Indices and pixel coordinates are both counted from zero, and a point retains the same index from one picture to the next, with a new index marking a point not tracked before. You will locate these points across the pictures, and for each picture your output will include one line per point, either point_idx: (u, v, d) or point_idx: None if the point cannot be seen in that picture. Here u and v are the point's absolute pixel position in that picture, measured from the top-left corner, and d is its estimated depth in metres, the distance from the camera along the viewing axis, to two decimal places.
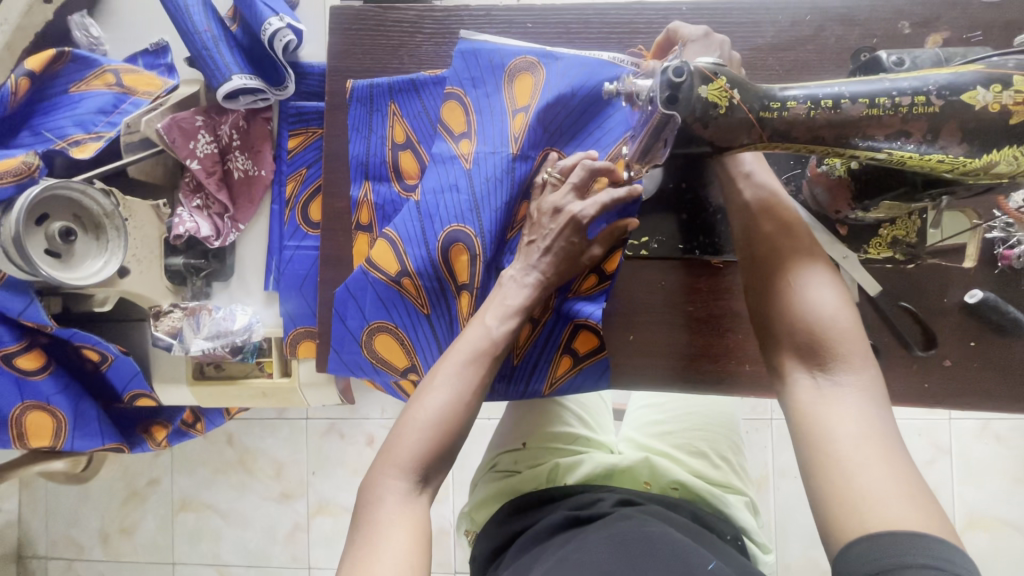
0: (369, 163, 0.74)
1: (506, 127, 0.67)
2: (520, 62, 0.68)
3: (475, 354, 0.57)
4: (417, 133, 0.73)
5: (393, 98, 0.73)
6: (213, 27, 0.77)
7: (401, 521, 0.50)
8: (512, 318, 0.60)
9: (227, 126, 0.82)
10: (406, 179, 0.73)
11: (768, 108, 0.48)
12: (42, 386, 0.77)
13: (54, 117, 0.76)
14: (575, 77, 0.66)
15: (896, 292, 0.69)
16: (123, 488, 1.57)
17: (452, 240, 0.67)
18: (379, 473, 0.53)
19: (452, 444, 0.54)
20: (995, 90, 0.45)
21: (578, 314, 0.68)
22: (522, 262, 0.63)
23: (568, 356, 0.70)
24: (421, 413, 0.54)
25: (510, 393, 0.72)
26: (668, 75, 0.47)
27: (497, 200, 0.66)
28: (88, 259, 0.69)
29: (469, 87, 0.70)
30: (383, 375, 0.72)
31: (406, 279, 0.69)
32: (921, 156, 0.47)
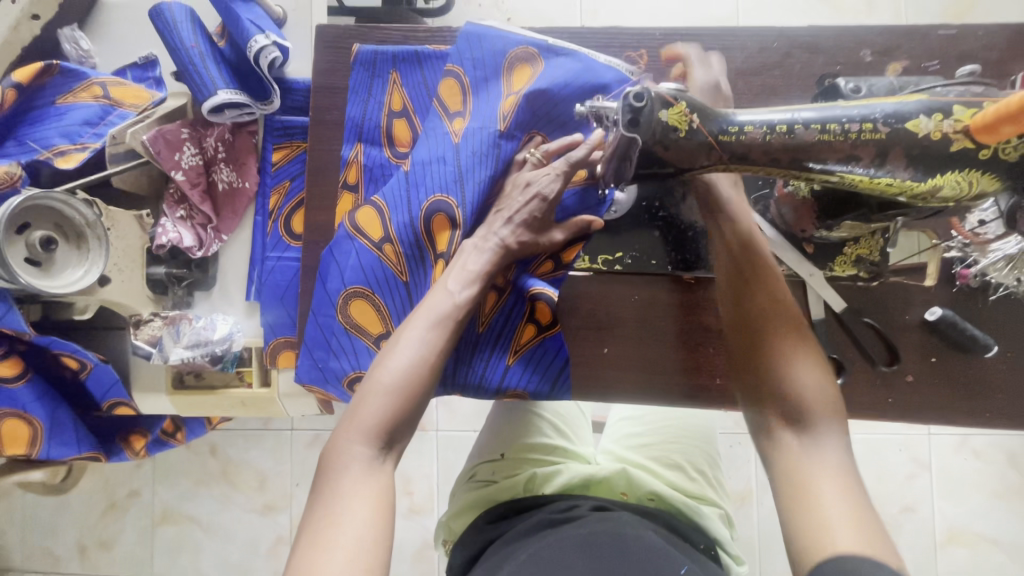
0: (364, 126, 0.75)
1: (498, 106, 0.69)
2: (520, 52, 0.69)
3: (440, 318, 0.59)
4: (414, 103, 0.75)
5: (395, 67, 0.74)
6: (201, 43, 0.79)
7: (364, 486, 0.52)
8: (474, 284, 0.62)
9: (213, 139, 0.84)
10: (398, 146, 0.75)
11: (726, 132, 0.50)
12: (19, 394, 0.78)
13: (41, 127, 0.77)
14: (571, 70, 0.68)
15: (859, 308, 0.72)
16: (102, 499, 1.55)
17: (434, 210, 0.68)
18: (342, 440, 0.54)
19: (415, 407, 0.56)
20: (936, 118, 0.47)
21: (531, 284, 0.71)
22: (484, 229, 0.65)
23: (532, 325, 0.73)
24: (385, 377, 0.56)
25: (473, 363, 0.72)
26: (629, 101, 0.48)
27: (481, 174, 0.68)
28: (67, 268, 0.69)
29: (469, 67, 0.70)
30: (356, 344, 0.70)
31: (387, 246, 0.69)
32: (871, 179, 0.50)
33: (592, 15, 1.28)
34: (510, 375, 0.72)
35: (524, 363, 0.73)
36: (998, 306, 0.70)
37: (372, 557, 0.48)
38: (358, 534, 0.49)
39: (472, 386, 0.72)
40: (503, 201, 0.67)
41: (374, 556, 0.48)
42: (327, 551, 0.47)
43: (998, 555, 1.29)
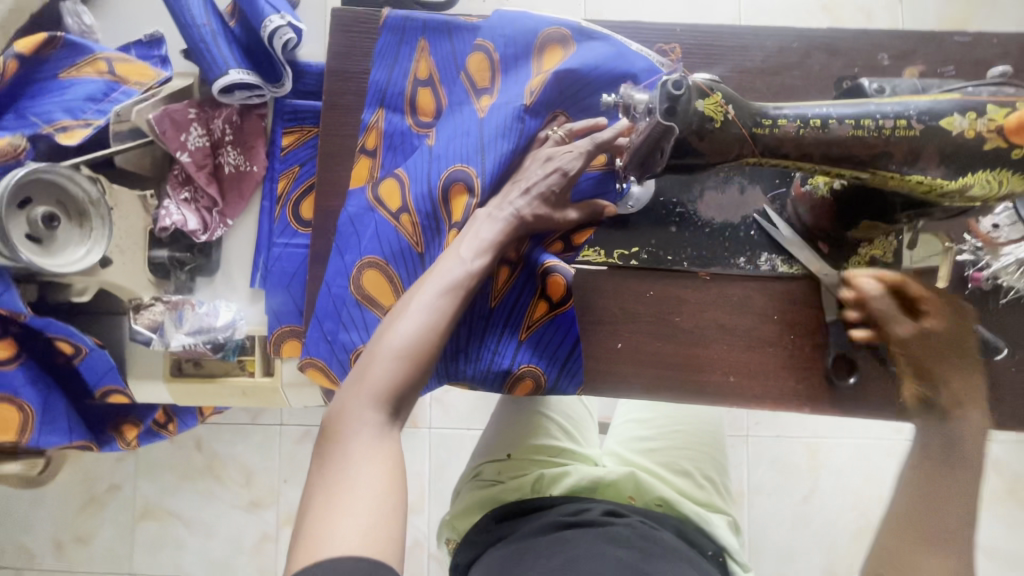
0: (387, 92, 0.73)
1: (526, 83, 0.68)
2: (554, 33, 0.69)
3: (452, 285, 0.57)
4: (441, 73, 0.72)
5: (424, 35, 0.73)
6: (213, 21, 0.76)
7: (374, 451, 0.51)
8: (488, 253, 0.60)
9: (221, 121, 0.82)
10: (420, 116, 0.73)
11: (760, 125, 0.50)
12: (10, 377, 0.74)
13: (42, 101, 0.74)
14: (604, 54, 0.68)
15: None
16: (81, 493, 1.50)
17: (452, 181, 0.67)
18: (351, 404, 0.52)
19: (424, 373, 0.55)
20: (970, 117, 0.48)
21: (543, 258, 0.70)
22: (499, 199, 0.64)
23: (544, 302, 0.71)
24: (395, 342, 0.54)
25: (485, 338, 0.70)
26: (668, 87, 0.48)
27: (502, 147, 0.66)
28: (69, 246, 0.66)
29: (500, 43, 0.70)
30: (367, 317, 0.68)
31: (404, 216, 0.68)
32: (902, 176, 0.50)
33: (597, 15, 1.28)
34: (522, 353, 0.70)
35: (537, 340, 0.71)
36: (1007, 310, 0.71)
37: (387, 526, 0.47)
38: (372, 503, 0.48)
39: (483, 360, 0.70)
40: (520, 173, 0.65)
41: (386, 525, 0.47)
42: (343, 516, 0.46)
43: (983, 560, 1.31)
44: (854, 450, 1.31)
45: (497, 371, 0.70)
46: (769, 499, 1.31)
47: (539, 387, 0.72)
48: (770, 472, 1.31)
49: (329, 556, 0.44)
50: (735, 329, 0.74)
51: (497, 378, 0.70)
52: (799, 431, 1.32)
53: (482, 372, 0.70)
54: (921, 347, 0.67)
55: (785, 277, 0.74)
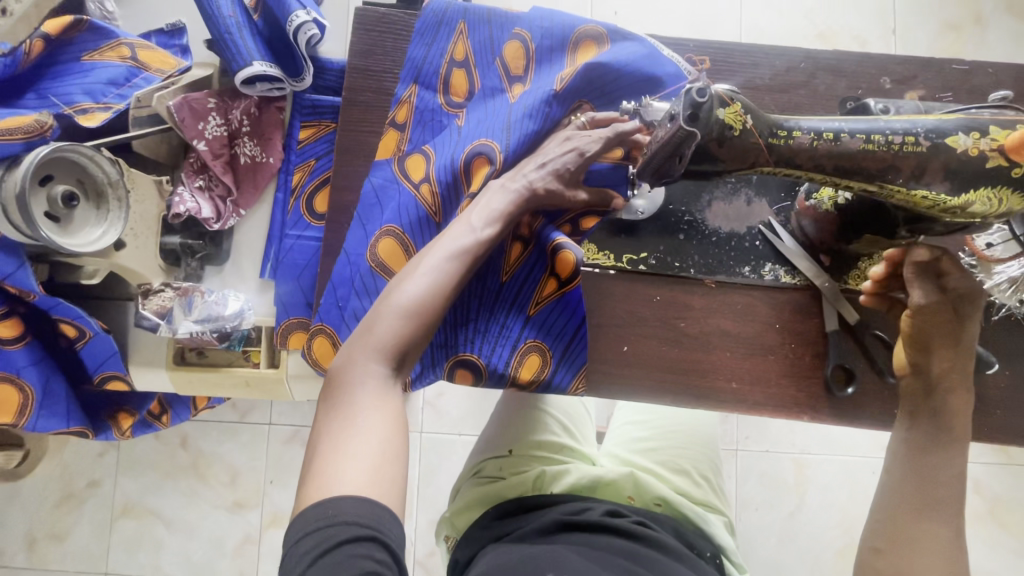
0: (422, 70, 0.74)
1: (558, 72, 0.72)
2: (590, 30, 0.73)
3: (459, 251, 0.59)
4: (476, 56, 0.75)
5: (464, 18, 0.75)
6: (239, 14, 0.78)
7: (379, 402, 0.53)
8: (497, 223, 0.62)
9: (239, 112, 0.83)
10: (453, 95, 0.75)
11: (776, 136, 0.53)
12: (13, 357, 0.73)
13: (63, 83, 0.74)
14: (636, 53, 0.72)
15: (870, 321, 0.75)
16: (58, 489, 1.46)
17: (475, 153, 0.70)
18: (357, 355, 0.55)
19: (429, 331, 0.57)
20: (975, 136, 0.50)
21: (554, 234, 0.70)
22: (514, 172, 0.66)
23: (553, 279, 0.71)
24: (402, 299, 0.56)
25: (494, 312, 0.71)
26: (692, 95, 0.50)
27: (528, 127, 0.69)
28: (86, 227, 0.66)
29: (537, 34, 0.74)
30: (379, 285, 0.69)
31: (424, 185, 0.71)
32: (908, 191, 0.53)
33: None
34: (529, 328, 0.71)
35: (544, 318, 0.72)
36: (999, 326, 0.74)
37: (390, 467, 0.50)
38: (376, 451, 0.50)
39: (491, 331, 0.71)
40: (540, 150, 0.68)
41: (390, 466, 0.50)
42: (348, 463, 0.49)
43: None
44: (840, 467, 1.33)
45: (504, 344, 0.71)
46: (757, 513, 1.33)
47: (544, 364, 0.72)
48: (758, 485, 1.33)
49: (337, 494, 0.47)
50: (738, 335, 0.76)
51: (506, 350, 0.71)
52: (787, 447, 1.34)
53: (490, 342, 0.71)
54: (930, 319, 0.63)
55: (787, 288, 0.76)
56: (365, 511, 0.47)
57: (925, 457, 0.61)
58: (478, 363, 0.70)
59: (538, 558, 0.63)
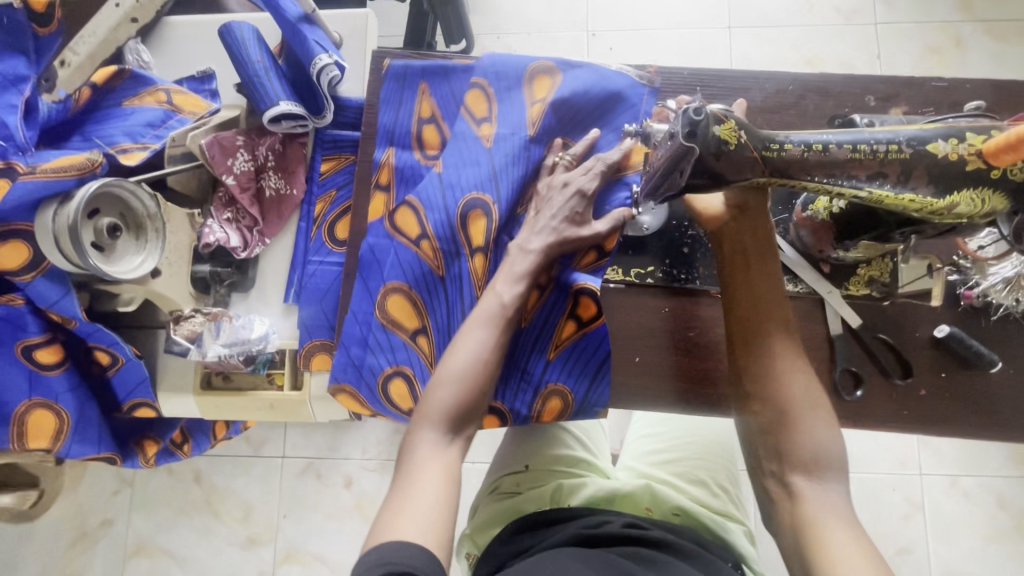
0: (395, 132, 0.80)
1: (525, 114, 0.76)
2: (540, 65, 0.77)
3: (493, 318, 0.65)
4: (442, 110, 0.80)
5: (424, 78, 0.81)
6: (266, 59, 0.84)
7: (435, 464, 0.57)
8: (519, 283, 0.67)
9: (265, 148, 0.88)
10: (426, 149, 0.80)
11: (769, 149, 0.57)
12: (53, 383, 0.76)
13: (105, 125, 0.81)
14: (589, 80, 0.76)
15: (874, 324, 0.77)
16: (72, 529, 1.46)
17: (471, 205, 0.75)
18: (417, 426, 0.60)
19: (479, 397, 0.62)
20: (953, 143, 0.54)
21: (575, 279, 0.74)
22: (529, 231, 0.70)
23: (573, 321, 0.75)
24: (450, 368, 0.62)
25: (516, 356, 0.75)
26: (690, 114, 0.54)
27: (514, 175, 0.75)
28: (127, 255, 0.71)
29: (493, 80, 0.78)
30: (393, 340, 0.75)
31: (424, 242, 0.75)
32: (896, 195, 0.56)
33: None
34: (551, 370, 0.75)
35: (564, 359, 0.75)
36: (998, 325, 0.76)
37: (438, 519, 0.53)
38: (431, 507, 0.53)
39: (513, 379, 0.75)
40: (543, 203, 0.72)
41: (440, 519, 0.53)
42: (403, 519, 0.52)
43: None
44: (858, 484, 1.34)
45: (527, 388, 0.75)
46: None
47: (565, 407, 0.76)
48: None
49: (388, 538, 0.50)
50: None
51: (528, 394, 0.75)
52: None
53: (513, 390, 0.75)
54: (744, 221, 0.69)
55: (791, 295, 0.78)
56: (401, 555, 0.49)
57: (752, 277, 0.67)
58: (503, 409, 0.75)
59: (554, 564, 0.64)
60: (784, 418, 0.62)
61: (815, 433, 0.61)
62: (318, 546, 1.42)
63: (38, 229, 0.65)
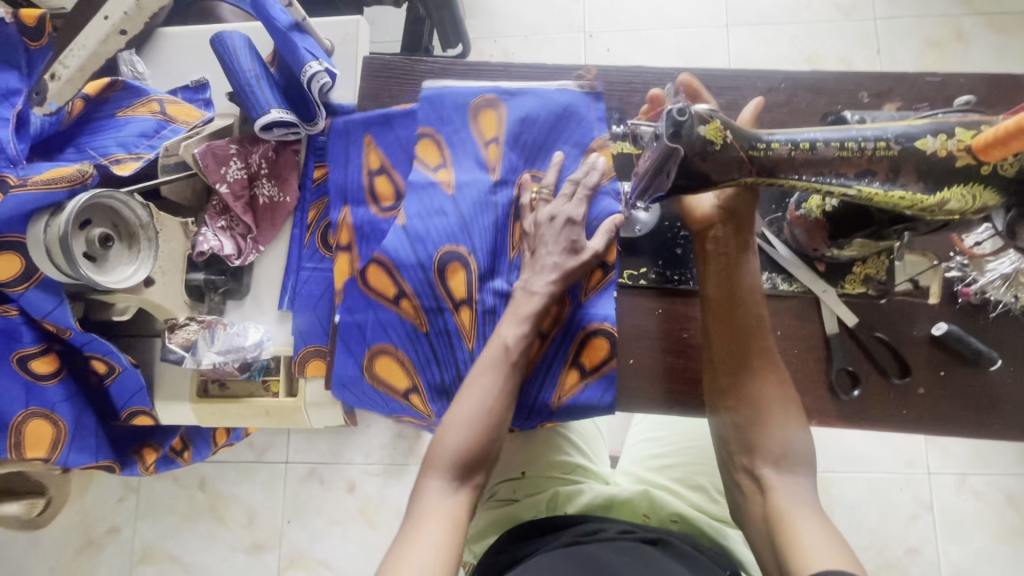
0: (349, 190, 0.82)
1: (477, 157, 0.77)
2: (480, 101, 0.78)
3: (498, 361, 0.63)
4: (390, 159, 0.81)
5: (368, 130, 0.82)
6: (257, 67, 0.84)
7: (439, 514, 0.57)
8: (524, 324, 0.65)
9: (258, 155, 0.87)
10: (381, 203, 0.81)
11: (756, 148, 0.56)
12: (49, 393, 0.77)
13: (100, 137, 0.82)
14: (534, 106, 0.77)
15: (871, 324, 0.76)
16: (79, 536, 1.48)
17: (447, 259, 0.75)
18: (426, 472, 0.60)
19: (489, 444, 0.61)
20: (942, 139, 0.54)
21: (593, 317, 0.75)
22: (532, 271, 0.68)
23: (576, 369, 0.75)
24: (458, 414, 0.61)
25: (521, 404, 0.75)
26: (673, 115, 0.54)
27: (484, 222, 0.75)
28: (119, 265, 0.71)
29: (438, 126, 0.79)
30: (386, 399, 0.78)
31: (403, 301, 0.76)
32: (886, 192, 0.55)
33: None
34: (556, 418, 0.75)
35: (570, 408, 0.75)
36: (997, 322, 0.75)
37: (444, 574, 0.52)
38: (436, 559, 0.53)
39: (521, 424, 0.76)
40: (539, 242, 0.69)
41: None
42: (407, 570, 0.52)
43: None
44: (864, 484, 1.33)
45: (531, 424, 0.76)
46: None
47: None
48: None
49: None
50: None
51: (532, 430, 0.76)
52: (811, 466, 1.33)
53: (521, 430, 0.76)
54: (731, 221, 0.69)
55: (785, 295, 0.78)
56: None
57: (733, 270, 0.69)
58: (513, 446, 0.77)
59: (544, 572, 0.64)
60: (758, 416, 0.65)
61: (783, 429, 0.64)
62: (321, 551, 1.42)
63: (30, 240, 0.65)
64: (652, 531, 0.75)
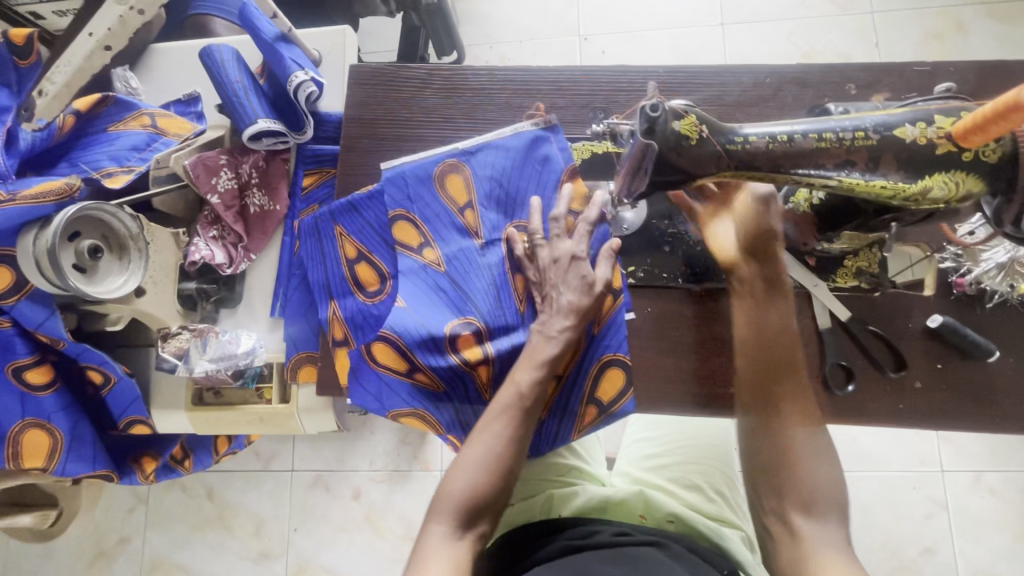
0: (331, 284, 0.78)
1: (457, 225, 0.76)
2: (443, 168, 0.77)
3: (509, 406, 0.63)
4: (367, 245, 0.77)
5: (336, 221, 0.78)
6: (244, 79, 0.85)
7: (443, 560, 0.57)
8: (541, 368, 0.65)
9: (248, 165, 0.88)
10: (367, 289, 0.77)
11: (733, 142, 0.56)
12: (45, 403, 0.78)
13: (92, 151, 0.84)
14: (497, 160, 0.77)
15: (863, 317, 0.75)
16: (90, 547, 1.50)
17: (459, 330, 0.72)
18: (431, 515, 0.61)
19: (498, 489, 0.61)
20: (921, 127, 0.53)
21: (608, 348, 0.74)
22: (551, 313, 0.67)
23: (594, 406, 0.74)
24: (470, 459, 0.62)
25: (545, 447, 0.76)
26: (646, 111, 0.54)
27: (483, 282, 0.74)
28: (110, 275, 0.72)
29: (408, 205, 0.75)
30: None
31: (419, 375, 0.73)
32: (867, 182, 0.55)
33: None
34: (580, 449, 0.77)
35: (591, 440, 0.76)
36: (994, 313, 0.74)
37: None
38: None
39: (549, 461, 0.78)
40: (547, 286, 0.69)
41: None
42: None
43: None
44: (877, 484, 1.30)
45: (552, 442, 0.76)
46: None
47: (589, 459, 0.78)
48: None
49: None
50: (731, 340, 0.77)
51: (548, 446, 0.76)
52: None
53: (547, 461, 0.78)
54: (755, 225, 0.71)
55: None
56: None
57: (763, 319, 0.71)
58: None
59: None
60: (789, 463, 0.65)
61: (816, 481, 0.64)
62: (327, 560, 1.42)
63: (21, 252, 0.67)
64: (647, 533, 0.74)
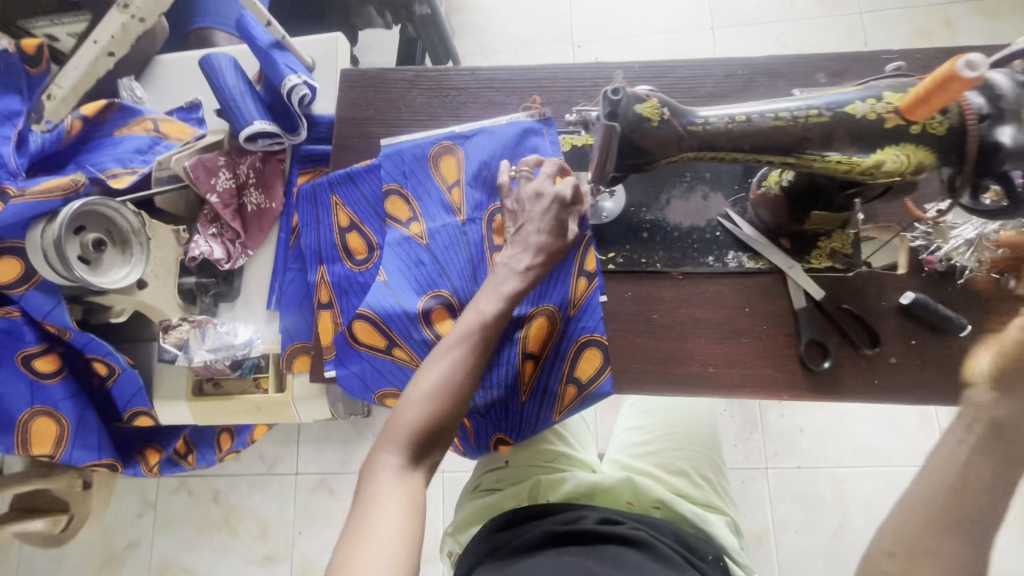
0: (323, 250, 0.83)
1: (443, 202, 0.80)
2: (437, 149, 0.81)
3: (464, 335, 0.64)
4: (359, 216, 0.82)
5: (333, 191, 0.83)
6: (241, 83, 0.90)
7: (394, 488, 0.57)
8: (503, 300, 0.66)
9: (245, 166, 0.93)
10: (355, 257, 0.82)
11: (694, 124, 0.59)
12: (53, 391, 0.82)
13: (99, 155, 0.89)
14: (487, 146, 0.80)
15: (838, 296, 0.77)
16: (101, 551, 1.53)
17: (433, 304, 0.76)
18: (381, 445, 0.60)
19: (450, 415, 0.62)
20: (870, 102, 0.55)
21: (585, 328, 0.77)
22: (518, 250, 0.69)
23: (571, 387, 0.77)
24: (422, 387, 0.62)
25: (523, 424, 0.79)
26: (607, 95, 0.57)
27: (461, 261, 0.78)
28: (113, 267, 0.77)
29: (401, 180, 0.81)
30: None
31: (396, 349, 0.77)
32: (822, 157, 0.58)
33: None
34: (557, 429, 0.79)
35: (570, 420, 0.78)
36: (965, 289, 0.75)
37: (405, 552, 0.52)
38: (394, 532, 0.53)
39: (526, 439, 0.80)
40: (522, 219, 0.71)
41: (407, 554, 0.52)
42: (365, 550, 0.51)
43: None
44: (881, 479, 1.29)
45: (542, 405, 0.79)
46: (797, 534, 1.29)
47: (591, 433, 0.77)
48: (794, 506, 1.30)
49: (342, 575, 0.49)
50: (709, 321, 0.79)
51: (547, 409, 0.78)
52: (820, 462, 1.31)
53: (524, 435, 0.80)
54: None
55: (752, 272, 0.79)
56: None
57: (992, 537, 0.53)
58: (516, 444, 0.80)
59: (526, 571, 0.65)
60: None
61: None
62: None
63: (30, 246, 0.72)
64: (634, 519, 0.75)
